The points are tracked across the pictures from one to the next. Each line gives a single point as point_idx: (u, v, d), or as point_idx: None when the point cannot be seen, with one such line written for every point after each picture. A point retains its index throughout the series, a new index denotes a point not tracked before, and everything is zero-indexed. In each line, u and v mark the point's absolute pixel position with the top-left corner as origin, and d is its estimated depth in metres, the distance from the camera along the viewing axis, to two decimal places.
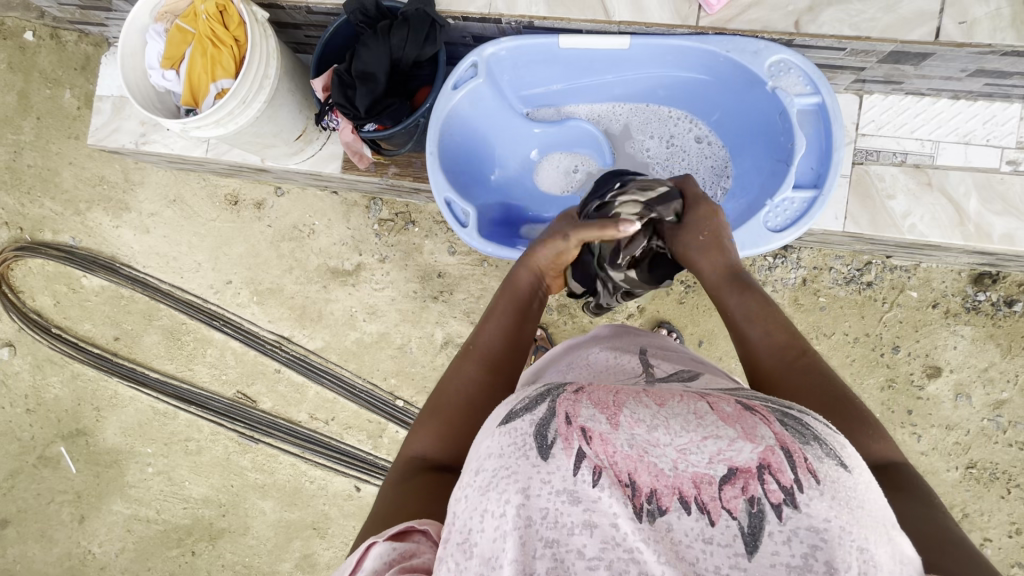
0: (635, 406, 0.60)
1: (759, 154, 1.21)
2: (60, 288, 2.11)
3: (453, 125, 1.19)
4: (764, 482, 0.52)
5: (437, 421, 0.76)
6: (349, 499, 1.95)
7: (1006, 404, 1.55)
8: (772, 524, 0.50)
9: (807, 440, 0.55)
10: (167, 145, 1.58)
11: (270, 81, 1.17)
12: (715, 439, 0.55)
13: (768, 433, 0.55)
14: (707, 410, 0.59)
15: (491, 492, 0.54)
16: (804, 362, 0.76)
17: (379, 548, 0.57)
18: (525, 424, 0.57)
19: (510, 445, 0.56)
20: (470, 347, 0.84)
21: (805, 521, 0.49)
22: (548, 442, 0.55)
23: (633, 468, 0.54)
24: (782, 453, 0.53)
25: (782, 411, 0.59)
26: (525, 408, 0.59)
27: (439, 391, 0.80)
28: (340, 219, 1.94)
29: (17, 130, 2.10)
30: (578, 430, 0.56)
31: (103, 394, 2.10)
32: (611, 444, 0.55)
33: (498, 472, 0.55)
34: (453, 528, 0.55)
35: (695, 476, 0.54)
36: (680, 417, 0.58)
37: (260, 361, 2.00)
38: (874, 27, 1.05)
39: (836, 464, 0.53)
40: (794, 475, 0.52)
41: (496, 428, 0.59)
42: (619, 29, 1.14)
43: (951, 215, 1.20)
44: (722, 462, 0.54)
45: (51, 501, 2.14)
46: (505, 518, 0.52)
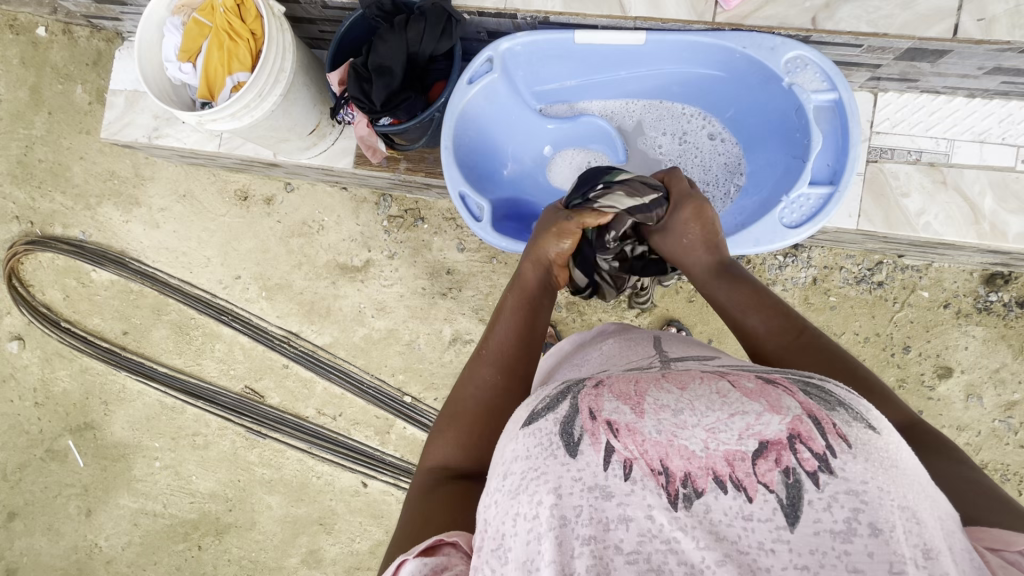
0: (657, 393, 0.60)
1: (774, 151, 1.21)
2: (69, 282, 2.11)
3: (467, 120, 1.20)
4: (797, 452, 0.52)
5: (456, 427, 0.76)
6: (356, 495, 1.95)
7: (1017, 405, 1.54)
8: (811, 493, 0.50)
9: (833, 406, 0.55)
10: (180, 139, 1.58)
11: (286, 74, 1.17)
12: (742, 415, 0.55)
13: (793, 403, 0.55)
14: (729, 388, 0.59)
15: (523, 494, 0.54)
16: (802, 343, 0.77)
17: (410, 565, 0.57)
18: (549, 423, 0.58)
19: (536, 446, 0.56)
20: (483, 348, 0.84)
21: (843, 485, 0.49)
22: (576, 439, 0.55)
23: (664, 454, 0.54)
24: (810, 421, 0.54)
25: (803, 381, 0.60)
26: (547, 408, 0.60)
27: (456, 397, 0.80)
28: (349, 215, 1.94)
29: (29, 125, 2.11)
30: (604, 424, 0.56)
31: (111, 389, 2.11)
32: (639, 433, 0.55)
33: (527, 473, 0.54)
34: (485, 536, 0.55)
35: (728, 455, 0.53)
36: (704, 398, 0.58)
37: (268, 356, 2.00)
38: (891, 24, 1.05)
39: (865, 427, 0.53)
40: (825, 441, 0.52)
41: (520, 430, 0.59)
42: (635, 25, 1.13)
43: (966, 213, 1.20)
44: (752, 437, 0.54)
45: (59, 494, 2.15)
46: (539, 520, 0.52)
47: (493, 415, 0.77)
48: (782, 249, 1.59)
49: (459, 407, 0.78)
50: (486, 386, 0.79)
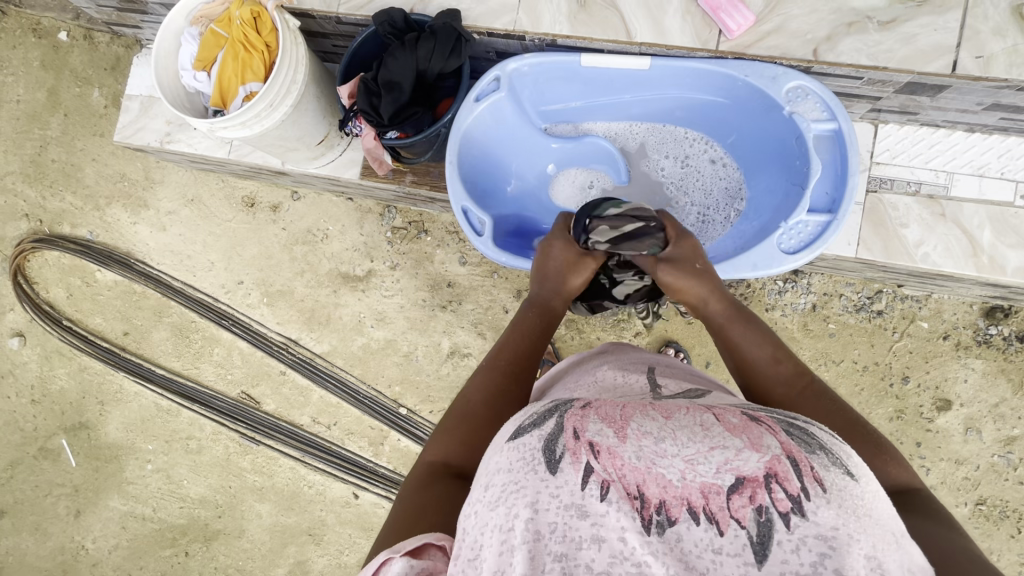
0: (643, 420, 0.61)
1: (773, 178, 1.22)
2: (74, 281, 2.13)
3: (474, 137, 1.22)
4: (772, 491, 0.52)
5: (462, 428, 0.76)
6: (347, 506, 1.93)
7: (1017, 440, 1.53)
8: (781, 533, 0.50)
9: (813, 450, 0.56)
10: (191, 145, 1.61)
11: (298, 86, 1.20)
12: (721, 449, 0.56)
13: (773, 443, 0.56)
14: (713, 422, 0.60)
15: (500, 506, 0.54)
16: (811, 394, 0.77)
17: (397, 563, 0.56)
18: (534, 439, 0.58)
19: (519, 460, 0.56)
20: (495, 357, 0.86)
21: (813, 529, 0.50)
22: (557, 457, 0.56)
23: (640, 480, 0.54)
24: (788, 462, 0.54)
25: (788, 422, 0.60)
26: (534, 424, 0.60)
27: (460, 398, 0.80)
28: (354, 225, 1.96)
29: (44, 126, 2.15)
30: (586, 445, 0.57)
31: (108, 389, 2.11)
32: (619, 458, 0.56)
33: (507, 486, 0.55)
34: (463, 544, 0.55)
35: (703, 486, 0.54)
36: (687, 429, 0.59)
37: (266, 362, 2.00)
38: (891, 58, 1.07)
39: (841, 474, 0.54)
40: (801, 483, 0.52)
41: (505, 443, 0.59)
42: (640, 50, 1.16)
43: (964, 246, 1.20)
44: (729, 471, 0.54)
45: (49, 494, 2.14)
46: (513, 533, 0.52)
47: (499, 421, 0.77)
48: (781, 274, 1.60)
49: (463, 408, 0.78)
50: (490, 391, 0.80)
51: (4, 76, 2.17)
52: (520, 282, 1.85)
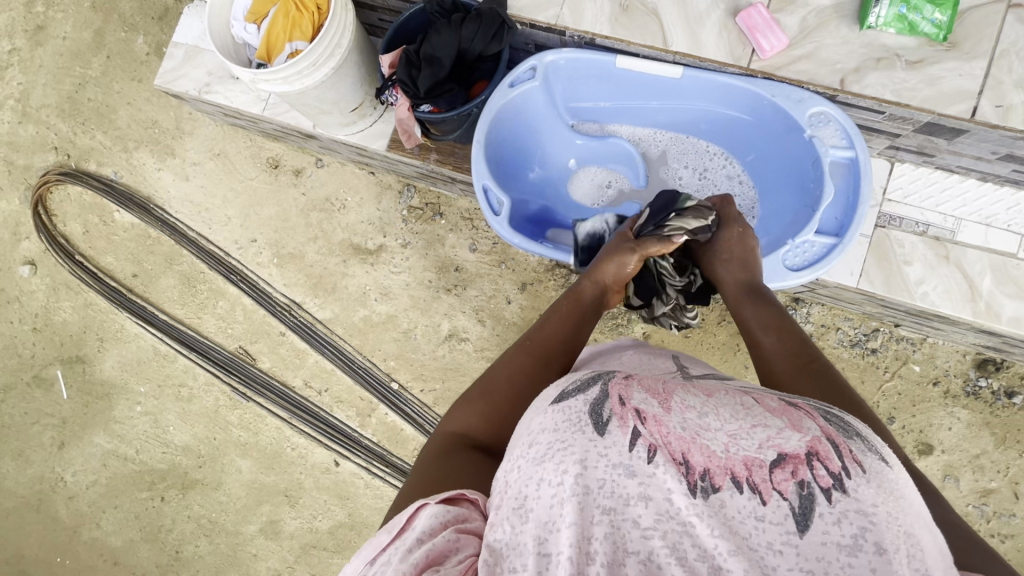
0: (685, 395, 0.63)
1: (786, 199, 1.25)
2: (92, 218, 2.18)
3: (504, 122, 1.26)
4: (814, 468, 0.54)
5: (484, 404, 0.80)
6: (326, 473, 1.95)
7: (993, 493, 1.54)
8: (822, 506, 0.51)
9: (850, 435, 0.57)
10: (227, 97, 1.65)
11: (342, 50, 1.24)
12: (763, 427, 0.58)
13: (813, 425, 0.58)
14: (754, 403, 0.62)
15: (548, 462, 0.57)
16: (811, 368, 0.79)
17: (431, 508, 0.60)
18: (579, 403, 0.60)
19: (565, 421, 0.59)
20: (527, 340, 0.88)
21: (854, 504, 0.51)
22: (604, 419, 0.58)
23: (686, 448, 0.56)
24: (828, 443, 0.56)
25: (825, 409, 0.62)
26: (577, 389, 0.62)
27: (486, 375, 0.84)
28: (372, 199, 2.00)
29: (86, 65, 2.21)
30: (632, 411, 0.59)
31: (110, 327, 2.14)
32: (664, 425, 0.58)
33: (554, 444, 0.57)
34: (508, 495, 0.58)
35: (747, 459, 0.55)
36: (729, 407, 0.61)
37: (267, 321, 2.03)
38: (914, 96, 1.10)
39: (877, 458, 0.56)
40: (841, 463, 0.54)
41: (549, 406, 0.61)
42: (674, 59, 1.20)
43: (964, 291, 1.23)
44: (772, 447, 0.56)
45: (36, 422, 2.17)
46: (562, 486, 0.55)
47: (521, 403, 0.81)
48: (783, 300, 1.62)
49: (488, 386, 0.82)
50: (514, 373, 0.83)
51: (54, 13, 2.24)
52: (527, 275, 1.89)
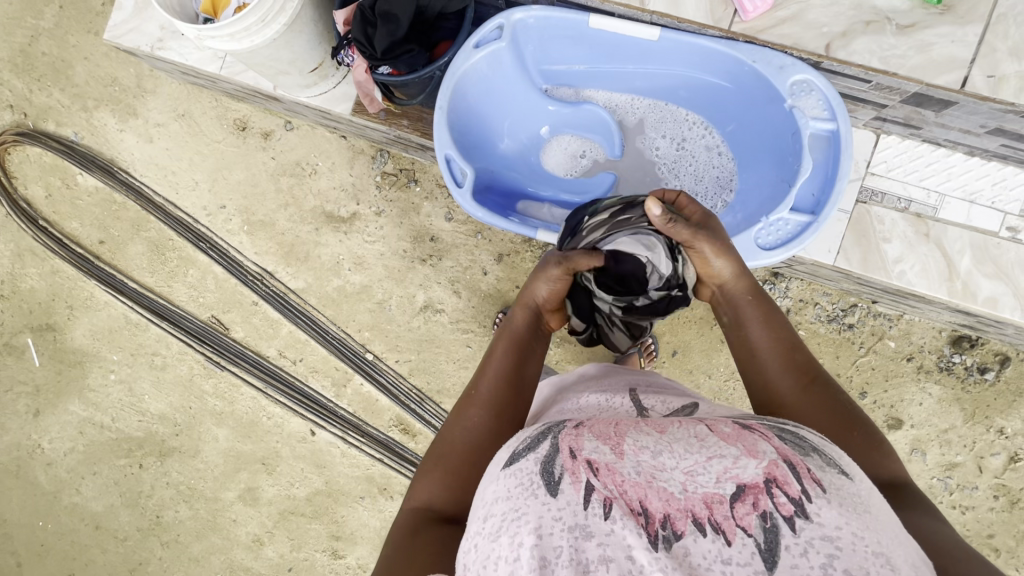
0: (638, 436, 0.67)
1: (766, 172, 1.19)
2: (53, 181, 2.09)
3: (470, 86, 1.18)
4: (773, 496, 0.57)
5: (443, 468, 0.77)
6: (302, 442, 1.96)
7: (958, 467, 1.56)
8: (788, 538, 0.54)
9: (807, 452, 0.62)
10: (182, 54, 1.55)
11: (292, 4, 1.14)
12: (719, 459, 0.62)
13: (769, 449, 0.62)
14: (707, 432, 0.67)
15: (503, 535, 0.57)
16: (821, 384, 0.79)
17: None
18: (529, 464, 0.62)
19: (517, 486, 0.60)
20: (467, 395, 0.85)
21: (818, 531, 0.54)
22: (556, 479, 0.60)
23: (643, 495, 0.59)
24: (785, 466, 0.60)
25: (779, 427, 0.67)
26: (528, 449, 0.65)
27: (443, 440, 0.81)
28: (344, 164, 1.92)
29: (37, 15, 2.07)
30: (584, 464, 0.62)
31: (79, 295, 2.09)
32: (619, 474, 0.61)
33: (507, 514, 0.58)
34: None
35: (706, 497, 0.59)
36: (683, 442, 0.65)
37: (238, 290, 1.99)
38: (902, 65, 1.03)
39: (836, 473, 0.60)
40: (800, 486, 0.58)
41: (501, 472, 0.63)
42: (651, 19, 1.11)
43: (941, 270, 1.20)
44: (729, 480, 0.60)
45: (10, 390, 2.14)
46: (520, 560, 0.54)
47: (481, 458, 0.78)
48: (761, 275, 1.59)
49: (446, 454, 0.79)
50: (471, 428, 0.81)
51: None
52: (504, 247, 1.84)
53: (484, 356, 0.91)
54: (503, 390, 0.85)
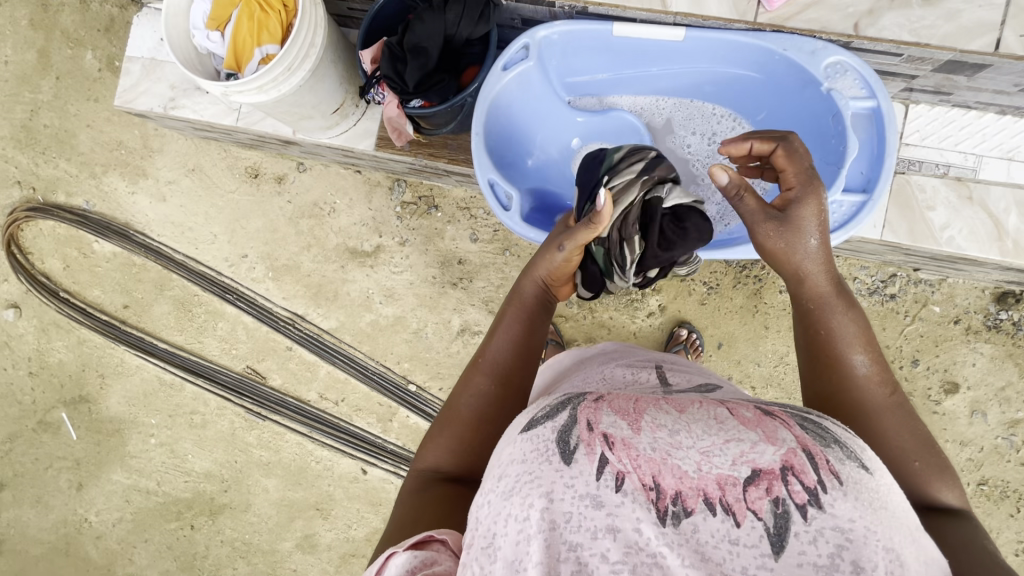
0: (656, 412, 0.61)
1: (806, 157, 1.20)
2: (70, 252, 2.07)
3: (500, 108, 1.18)
4: (788, 484, 0.52)
5: (449, 431, 0.80)
6: (354, 482, 1.93)
7: (1020, 423, 1.55)
8: (798, 525, 0.50)
9: (828, 443, 0.56)
10: (196, 111, 1.55)
11: (316, 49, 1.14)
12: (737, 442, 0.56)
13: (789, 436, 0.56)
14: (727, 415, 0.60)
15: (514, 497, 0.54)
16: (898, 404, 0.74)
17: (399, 558, 0.58)
18: (546, 431, 0.58)
19: (532, 451, 0.56)
20: (476, 360, 0.86)
21: (830, 521, 0.50)
22: (571, 448, 0.55)
23: (656, 471, 0.54)
24: (804, 455, 0.54)
25: (801, 416, 0.60)
26: (546, 416, 0.60)
27: (449, 405, 0.83)
28: (362, 199, 1.91)
29: (35, 89, 2.06)
30: (600, 436, 0.56)
31: (109, 362, 2.07)
32: (633, 448, 0.56)
33: (521, 477, 0.55)
34: (476, 533, 0.55)
35: (720, 478, 0.54)
36: (702, 421, 0.59)
37: (271, 337, 1.97)
38: (933, 35, 1.04)
39: (857, 466, 0.54)
40: (817, 476, 0.52)
41: (518, 435, 0.59)
42: (675, 20, 1.12)
43: (989, 230, 1.20)
44: (746, 463, 0.54)
45: (49, 467, 2.12)
46: (529, 523, 0.52)
47: (484, 424, 0.80)
48: None
49: (453, 420, 0.81)
50: (477, 397, 0.82)
51: None
52: None
53: (492, 325, 0.91)
54: (511, 359, 0.85)
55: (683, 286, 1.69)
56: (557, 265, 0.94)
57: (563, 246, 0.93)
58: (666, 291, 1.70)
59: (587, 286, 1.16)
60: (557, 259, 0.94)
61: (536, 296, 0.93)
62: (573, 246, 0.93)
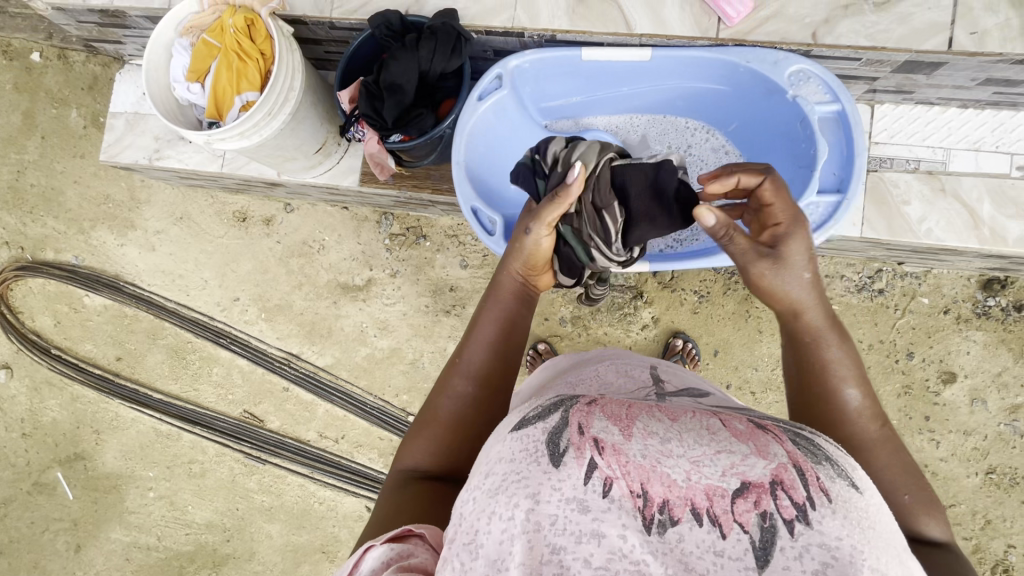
0: (648, 420, 0.60)
1: (780, 162, 1.23)
2: (61, 308, 2.07)
3: (478, 136, 1.21)
4: (777, 498, 0.50)
5: (429, 432, 0.81)
6: (360, 520, 1.90)
7: (1021, 408, 1.56)
8: (784, 539, 0.48)
9: (819, 459, 0.54)
10: (181, 160, 1.57)
11: (295, 94, 1.17)
12: (728, 453, 0.55)
13: (780, 451, 0.55)
14: (719, 427, 0.59)
15: (501, 494, 0.53)
16: (888, 439, 0.73)
17: (376, 550, 0.59)
18: (537, 431, 0.56)
19: (522, 451, 0.55)
20: (454, 362, 0.86)
21: (817, 538, 0.48)
22: (561, 450, 0.54)
23: (645, 478, 0.53)
24: (794, 471, 0.52)
25: (793, 432, 0.59)
26: (538, 416, 0.59)
27: (429, 404, 0.83)
28: (351, 234, 1.93)
29: (20, 150, 2.08)
30: (590, 440, 0.55)
31: (103, 417, 2.05)
32: (624, 454, 0.54)
33: (509, 475, 0.54)
34: (460, 529, 0.54)
35: (708, 489, 0.52)
36: (693, 432, 0.58)
37: (268, 379, 1.96)
38: (889, 38, 1.08)
39: (847, 485, 0.52)
40: (806, 492, 0.51)
41: (508, 434, 0.58)
42: (640, 41, 1.16)
43: (965, 220, 1.22)
44: (735, 475, 0.53)
45: (46, 530, 2.07)
46: (513, 522, 0.51)
47: (464, 426, 0.81)
48: None
49: (435, 419, 0.81)
50: (456, 399, 0.82)
51: None
52: None
53: (468, 327, 0.89)
54: (490, 362, 0.85)
55: (674, 297, 1.70)
56: (531, 252, 0.94)
57: (531, 227, 0.93)
58: (657, 302, 1.71)
59: (567, 273, 1.12)
60: (528, 242, 0.93)
61: (513, 292, 0.92)
62: (542, 225, 0.92)
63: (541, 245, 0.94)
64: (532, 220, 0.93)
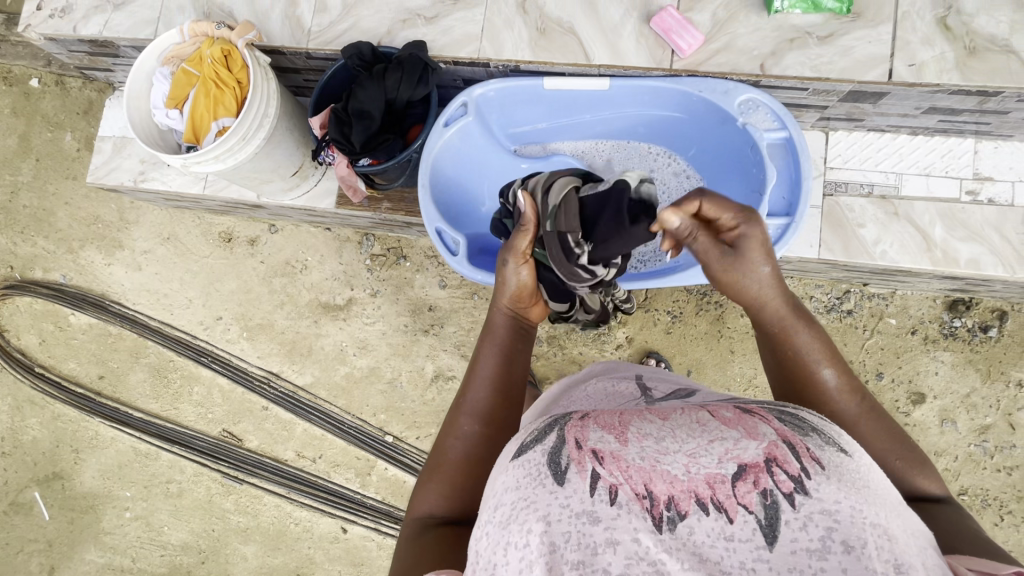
0: (641, 423, 0.62)
1: (735, 187, 1.27)
2: (46, 326, 2.09)
3: (445, 159, 1.26)
4: (773, 474, 0.53)
5: (441, 476, 0.78)
6: (336, 542, 1.89)
7: (990, 429, 1.57)
8: (787, 513, 0.50)
9: (806, 431, 0.57)
10: (165, 182, 1.62)
11: (269, 119, 1.22)
12: (721, 440, 0.57)
13: (769, 430, 0.57)
14: (708, 417, 0.61)
15: (513, 524, 0.53)
16: (870, 408, 0.75)
17: None
18: (537, 454, 0.58)
19: (525, 476, 0.56)
20: (459, 402, 0.85)
21: (818, 505, 0.50)
22: (563, 468, 0.56)
23: (648, 479, 0.54)
24: (785, 445, 0.55)
25: (779, 410, 0.62)
26: (535, 440, 0.60)
27: (438, 449, 0.81)
28: (333, 255, 1.96)
29: (15, 172, 2.14)
30: (589, 453, 0.57)
31: (84, 436, 2.05)
32: (623, 460, 0.56)
33: (517, 503, 0.54)
34: (478, 566, 0.54)
35: (708, 477, 0.54)
36: (685, 427, 0.60)
37: (247, 399, 1.97)
38: (832, 69, 1.14)
39: (836, 450, 0.55)
40: (800, 464, 0.53)
41: (510, 463, 0.59)
42: (599, 71, 1.22)
43: (918, 242, 1.26)
44: (731, 460, 0.55)
45: (20, 551, 2.05)
46: (529, 548, 0.51)
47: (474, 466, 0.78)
48: None
49: (443, 464, 0.78)
50: (464, 440, 0.80)
51: None
52: None
53: (469, 367, 0.89)
54: (493, 401, 0.83)
55: (648, 316, 1.73)
56: (516, 284, 0.98)
57: (508, 260, 0.98)
58: (632, 322, 1.74)
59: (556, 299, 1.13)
60: (508, 275, 0.98)
61: (508, 327, 0.94)
62: (517, 258, 0.98)
63: (522, 278, 0.98)
64: (507, 256, 0.99)
